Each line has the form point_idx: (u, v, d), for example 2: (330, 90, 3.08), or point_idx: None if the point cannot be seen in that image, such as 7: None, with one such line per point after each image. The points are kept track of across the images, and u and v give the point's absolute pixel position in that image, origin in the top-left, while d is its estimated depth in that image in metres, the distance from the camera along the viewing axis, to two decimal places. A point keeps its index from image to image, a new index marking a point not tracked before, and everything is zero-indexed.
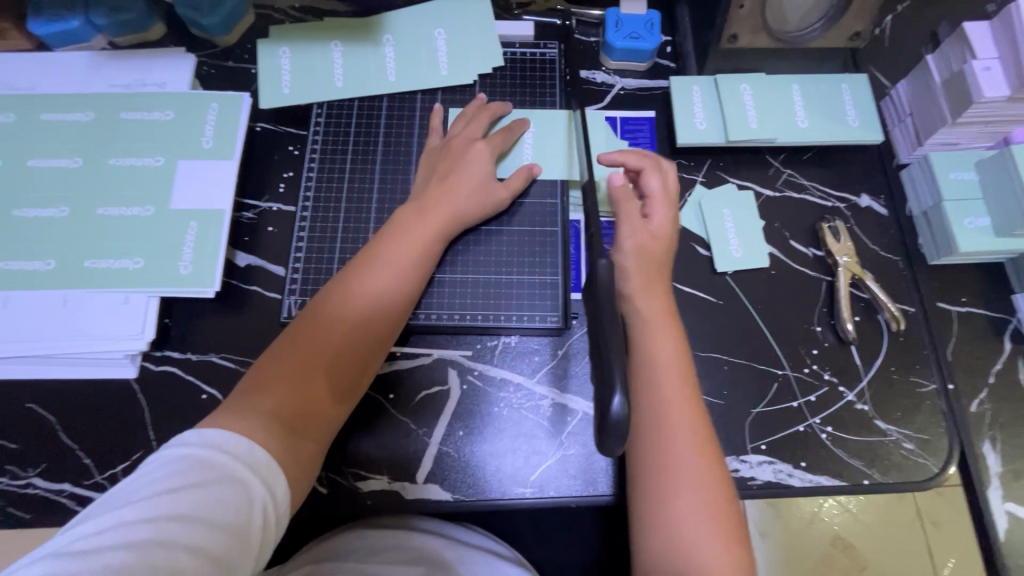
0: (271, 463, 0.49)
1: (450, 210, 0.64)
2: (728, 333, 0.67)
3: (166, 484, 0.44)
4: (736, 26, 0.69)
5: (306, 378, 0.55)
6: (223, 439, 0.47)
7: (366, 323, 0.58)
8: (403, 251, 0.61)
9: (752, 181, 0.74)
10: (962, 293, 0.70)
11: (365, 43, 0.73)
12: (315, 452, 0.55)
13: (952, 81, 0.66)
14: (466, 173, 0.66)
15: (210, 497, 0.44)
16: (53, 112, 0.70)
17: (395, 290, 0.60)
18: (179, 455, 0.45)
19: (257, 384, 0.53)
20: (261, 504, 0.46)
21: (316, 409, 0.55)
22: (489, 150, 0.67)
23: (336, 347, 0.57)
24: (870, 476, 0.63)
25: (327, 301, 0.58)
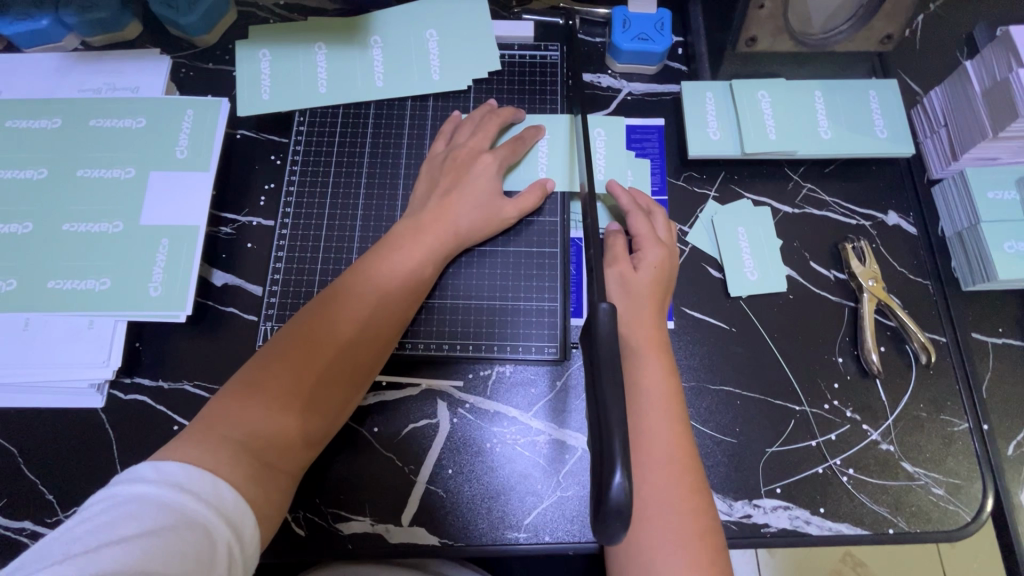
0: (239, 503, 0.44)
1: (449, 226, 0.59)
2: (741, 364, 0.62)
3: (115, 533, 0.38)
4: (756, 28, 0.63)
5: (283, 403, 0.50)
6: (182, 477, 0.42)
7: (352, 346, 0.54)
8: (395, 268, 0.57)
9: (769, 196, 0.68)
10: (998, 322, 0.64)
11: (351, 45, 0.68)
12: (285, 487, 0.50)
13: (994, 91, 0.60)
14: (471, 187, 0.61)
15: (166, 547, 0.38)
16: (18, 119, 0.65)
17: (385, 311, 0.56)
18: (132, 498, 0.40)
19: (227, 408, 0.49)
20: (226, 551, 0.41)
21: (292, 438, 0.50)
22: (496, 163, 0.62)
23: (318, 371, 0.52)
24: (895, 525, 0.57)
25: (310, 320, 0.54)
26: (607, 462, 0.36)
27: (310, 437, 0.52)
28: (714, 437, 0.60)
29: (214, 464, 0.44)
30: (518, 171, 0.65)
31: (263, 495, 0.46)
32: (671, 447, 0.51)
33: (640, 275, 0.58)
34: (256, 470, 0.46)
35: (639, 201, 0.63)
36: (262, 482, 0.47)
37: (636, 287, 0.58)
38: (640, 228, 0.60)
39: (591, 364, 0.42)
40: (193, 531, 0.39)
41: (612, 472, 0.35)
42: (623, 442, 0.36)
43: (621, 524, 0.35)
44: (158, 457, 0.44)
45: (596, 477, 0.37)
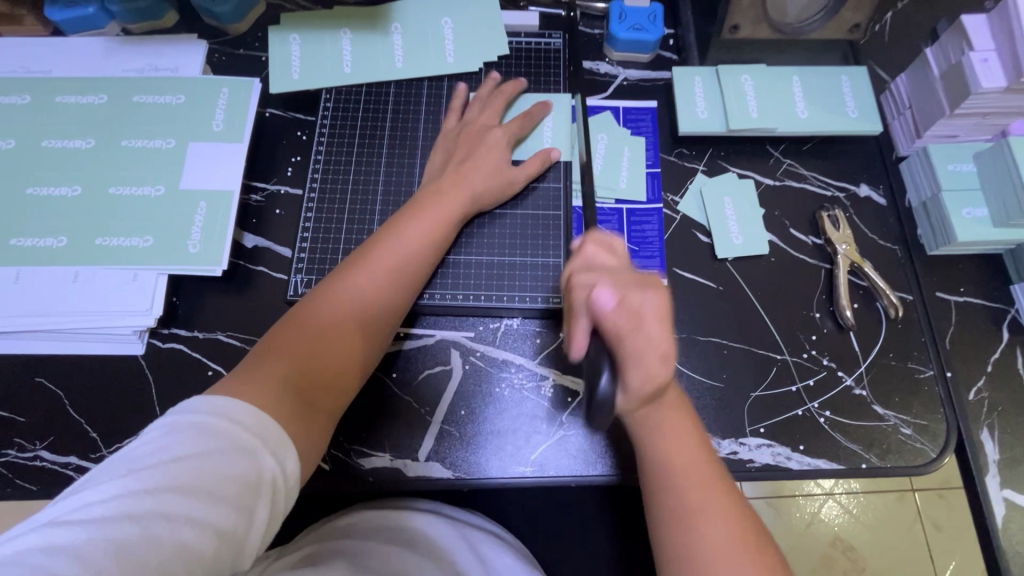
0: (284, 437, 0.48)
1: (466, 190, 0.66)
2: (727, 318, 0.68)
3: (171, 453, 0.43)
4: (738, 17, 0.71)
5: (321, 351, 0.55)
6: (230, 408, 0.47)
7: (379, 299, 0.59)
8: (418, 230, 0.63)
9: (753, 171, 0.75)
10: (960, 282, 0.70)
11: (373, 32, 0.75)
12: (324, 425, 0.55)
13: (950, 73, 0.68)
14: (482, 157, 0.67)
15: (216, 470, 0.43)
16: (68, 95, 0.72)
17: (409, 269, 0.61)
18: (184, 424, 0.45)
19: (267, 356, 0.54)
20: (269, 478, 0.46)
21: (328, 381, 0.55)
22: (505, 136, 0.69)
23: (351, 321, 0.58)
24: (867, 460, 0.63)
25: (339, 279, 0.59)
26: (597, 365, 0.51)
27: (344, 383, 0.57)
28: (703, 382, 0.65)
29: (263, 402, 0.49)
30: (522, 145, 0.72)
31: (305, 430, 0.52)
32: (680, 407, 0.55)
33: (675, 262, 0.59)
34: (298, 406, 0.52)
35: None
36: (304, 418, 0.52)
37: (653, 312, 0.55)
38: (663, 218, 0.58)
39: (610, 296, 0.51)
40: (240, 457, 0.45)
41: (600, 375, 0.50)
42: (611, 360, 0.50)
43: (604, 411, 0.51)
44: (211, 393, 0.49)
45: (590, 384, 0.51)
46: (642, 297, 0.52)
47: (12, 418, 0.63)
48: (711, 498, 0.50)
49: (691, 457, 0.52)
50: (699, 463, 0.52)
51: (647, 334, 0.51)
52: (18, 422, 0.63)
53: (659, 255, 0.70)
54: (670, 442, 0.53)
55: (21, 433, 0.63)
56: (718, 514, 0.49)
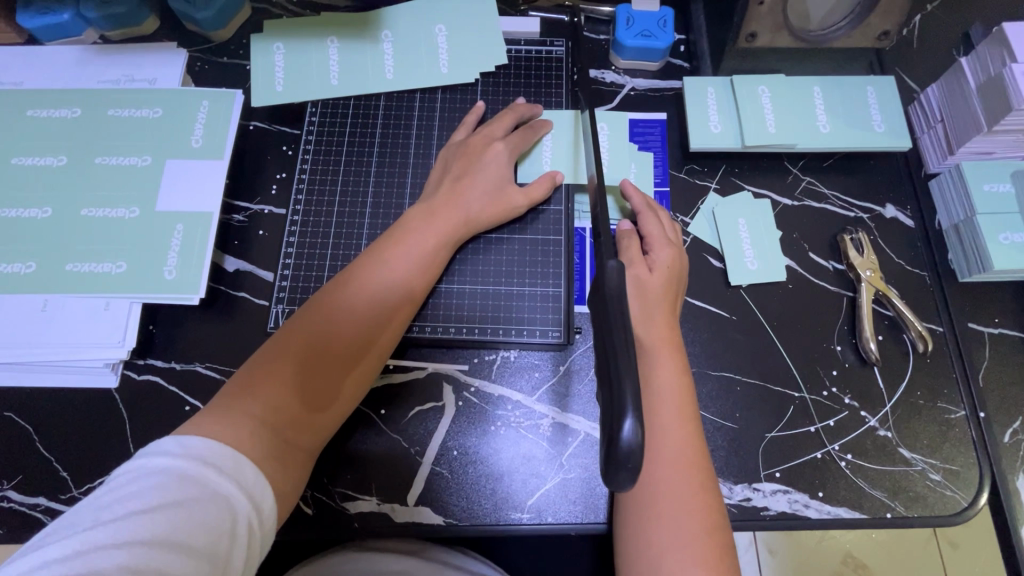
0: (259, 481, 0.45)
1: (462, 211, 0.61)
2: (741, 351, 0.63)
3: (141, 502, 0.39)
4: (755, 24, 0.65)
5: (300, 383, 0.51)
6: (205, 449, 0.43)
7: (367, 329, 0.55)
8: (408, 252, 0.58)
9: (769, 190, 0.69)
10: (994, 312, 0.65)
11: (363, 40, 0.70)
12: (302, 462, 0.51)
13: (989, 86, 0.62)
14: (481, 175, 0.62)
15: (191, 518, 0.40)
16: (39, 109, 0.67)
17: (400, 295, 0.57)
18: (160, 470, 0.41)
19: (244, 386, 0.50)
20: (246, 525, 0.42)
21: (306, 417, 0.51)
22: (507, 151, 0.64)
23: (333, 351, 0.53)
24: (893, 509, 0.58)
25: (325, 302, 0.55)
26: (617, 410, 0.37)
27: (326, 418, 0.53)
28: (713, 422, 0.61)
29: (233, 442, 0.45)
30: (537, 170, 0.67)
31: (281, 470, 0.48)
32: (681, 447, 0.50)
33: (653, 277, 0.58)
34: (274, 447, 0.48)
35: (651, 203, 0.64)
36: (279, 458, 0.48)
37: (650, 289, 0.57)
38: (650, 229, 0.61)
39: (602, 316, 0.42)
40: (217, 504, 0.41)
41: (622, 421, 0.36)
42: (635, 394, 0.37)
43: (628, 474, 0.36)
44: (180, 433, 0.45)
45: (607, 425, 0.37)
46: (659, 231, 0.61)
47: None
48: (686, 477, 0.49)
49: (681, 436, 0.51)
50: (686, 443, 0.51)
51: (659, 254, 0.59)
52: None
53: None
54: (666, 417, 0.51)
55: None
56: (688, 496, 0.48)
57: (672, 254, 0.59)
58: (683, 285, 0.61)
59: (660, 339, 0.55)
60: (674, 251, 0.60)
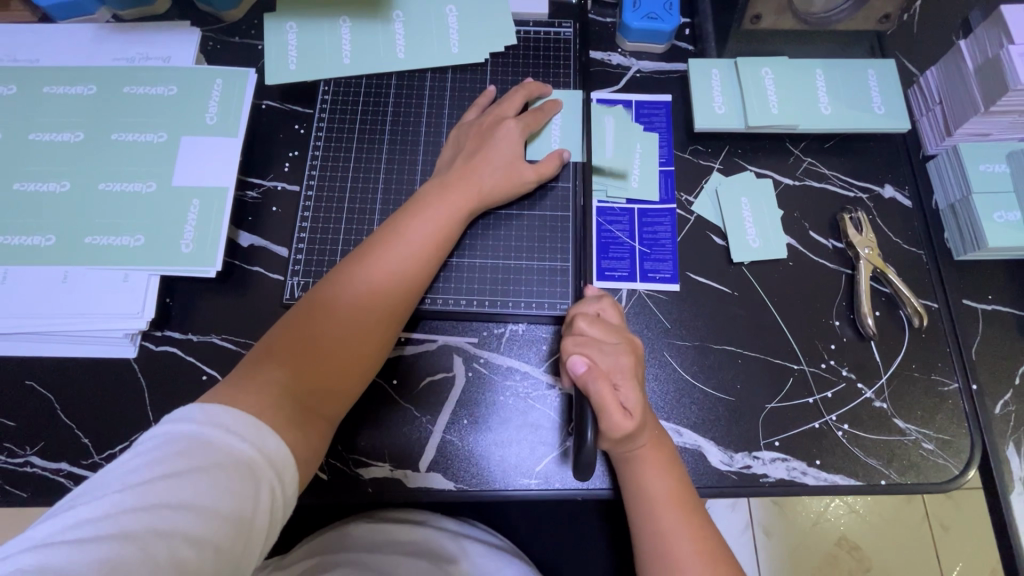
0: (281, 446, 0.46)
1: (473, 188, 0.62)
2: (742, 326, 0.65)
3: (166, 468, 0.41)
4: (759, 6, 0.66)
5: (320, 355, 0.53)
6: (227, 417, 0.44)
7: (382, 302, 0.56)
8: (421, 228, 0.59)
9: (771, 170, 0.71)
10: (988, 289, 0.67)
11: (374, 20, 0.71)
12: (324, 430, 0.52)
13: (987, 68, 0.63)
14: (493, 152, 0.64)
15: (215, 485, 0.41)
16: (56, 86, 0.69)
17: (414, 269, 0.58)
18: (183, 437, 0.42)
19: (265, 359, 0.51)
20: (269, 490, 0.44)
21: (325, 385, 0.52)
22: (519, 129, 0.65)
23: (352, 323, 0.55)
24: (887, 476, 0.61)
25: (342, 277, 0.56)
26: (580, 422, 0.52)
27: (345, 387, 0.54)
28: (714, 394, 0.63)
29: (258, 408, 0.47)
30: (544, 150, 0.68)
31: (304, 436, 0.49)
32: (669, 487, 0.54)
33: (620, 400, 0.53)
34: (296, 413, 0.49)
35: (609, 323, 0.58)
36: (303, 425, 0.49)
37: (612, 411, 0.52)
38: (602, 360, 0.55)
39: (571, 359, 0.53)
40: (240, 472, 0.42)
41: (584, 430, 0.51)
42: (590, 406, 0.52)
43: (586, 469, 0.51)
44: (204, 400, 0.46)
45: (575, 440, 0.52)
46: (612, 354, 0.55)
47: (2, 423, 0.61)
48: (682, 521, 0.52)
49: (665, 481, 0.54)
50: (673, 486, 0.54)
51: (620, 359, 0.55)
52: (8, 427, 0.61)
53: (671, 259, 0.67)
54: (648, 473, 0.54)
55: (11, 438, 0.61)
56: (690, 541, 0.51)
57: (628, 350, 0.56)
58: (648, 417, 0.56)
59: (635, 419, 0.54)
60: (632, 355, 0.56)
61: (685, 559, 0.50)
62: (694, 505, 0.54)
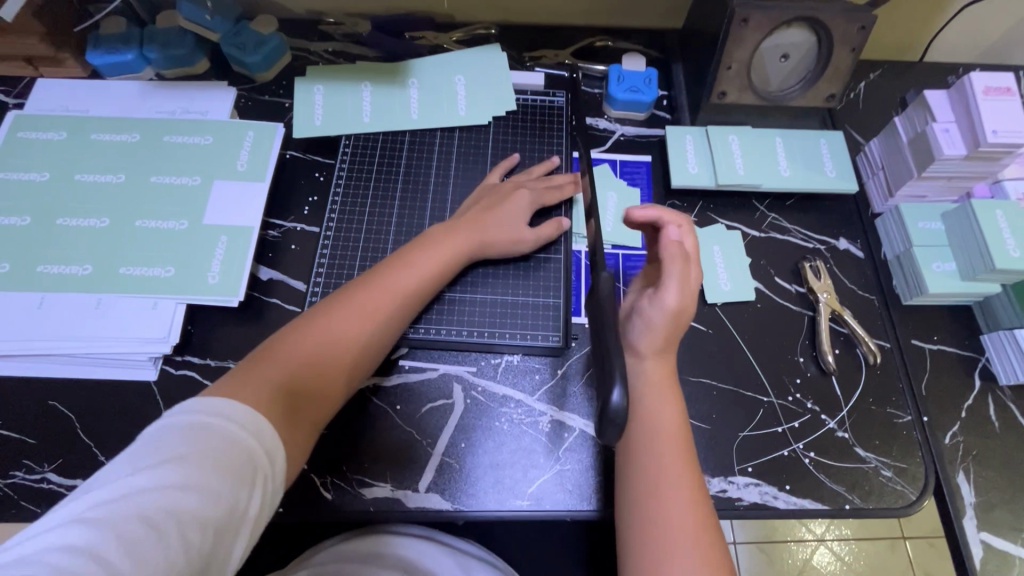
0: (274, 438, 0.50)
1: (477, 235, 0.70)
2: (716, 361, 0.72)
3: (169, 452, 0.45)
4: (725, 84, 0.77)
5: (315, 362, 0.58)
6: (228, 408, 0.49)
7: (375, 319, 0.62)
8: (421, 260, 0.66)
9: (739, 223, 0.80)
10: (934, 331, 0.75)
11: (392, 85, 0.82)
12: (309, 432, 0.56)
13: (917, 140, 0.74)
14: (504, 210, 0.72)
15: (212, 468, 0.45)
16: (103, 133, 0.77)
17: (411, 294, 0.65)
18: (186, 426, 0.47)
19: (265, 361, 0.56)
20: (263, 475, 0.48)
21: (318, 390, 0.57)
22: (530, 197, 0.74)
23: (346, 336, 0.60)
24: (851, 501, 0.66)
25: (343, 296, 0.62)
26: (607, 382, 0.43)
27: (333, 395, 0.59)
28: (692, 422, 0.69)
29: (254, 403, 0.51)
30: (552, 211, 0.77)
31: (294, 437, 0.53)
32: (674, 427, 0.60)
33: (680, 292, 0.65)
34: (289, 413, 0.54)
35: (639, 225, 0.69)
36: (293, 424, 0.54)
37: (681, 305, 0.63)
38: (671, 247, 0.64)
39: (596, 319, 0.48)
40: (234, 458, 0.47)
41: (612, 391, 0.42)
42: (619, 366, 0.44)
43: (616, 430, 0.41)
44: (206, 394, 0.51)
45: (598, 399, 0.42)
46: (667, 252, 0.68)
47: (22, 440, 0.65)
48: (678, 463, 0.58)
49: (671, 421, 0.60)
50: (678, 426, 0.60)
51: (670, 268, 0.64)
52: (28, 444, 0.64)
53: None
54: (660, 408, 0.61)
55: (30, 454, 0.64)
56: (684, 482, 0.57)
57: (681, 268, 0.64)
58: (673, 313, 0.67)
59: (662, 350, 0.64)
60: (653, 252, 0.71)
61: (674, 498, 0.55)
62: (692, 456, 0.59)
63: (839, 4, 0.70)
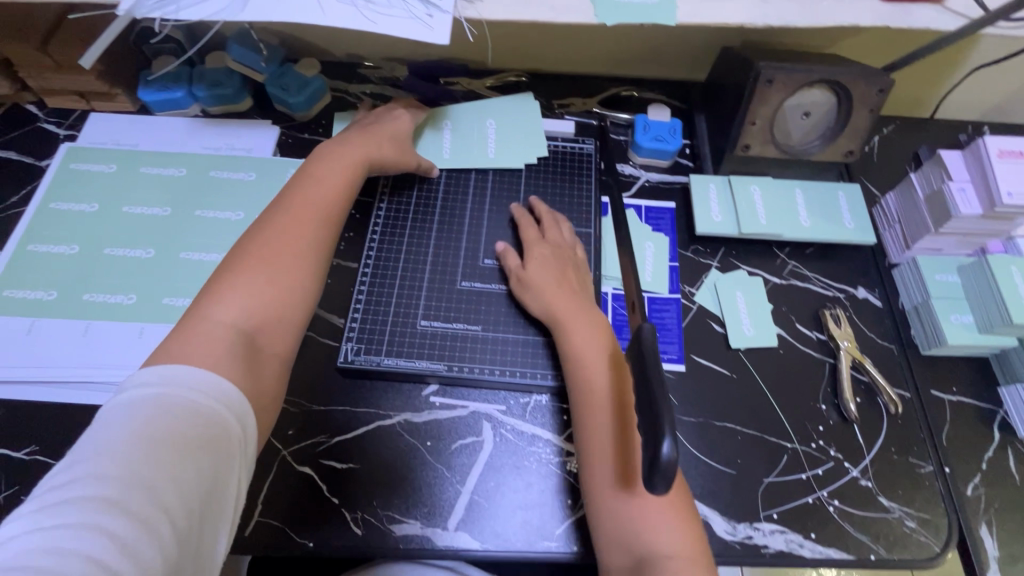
0: (236, 390, 0.50)
1: (372, 149, 0.73)
2: (741, 405, 0.73)
3: (136, 432, 0.43)
4: (749, 138, 0.81)
5: (267, 304, 0.57)
6: (183, 375, 0.48)
7: (306, 243, 0.62)
8: (329, 182, 0.67)
9: (761, 269, 0.83)
10: (952, 382, 0.77)
11: (426, 128, 0.85)
12: (277, 365, 0.57)
13: (934, 197, 0.77)
14: (386, 127, 0.77)
15: (185, 445, 0.44)
16: (151, 167, 0.80)
17: (331, 214, 0.65)
18: (149, 405, 0.45)
19: (197, 316, 0.54)
20: (238, 439, 0.48)
21: (265, 323, 0.57)
22: (412, 117, 0.80)
23: (281, 264, 0.59)
24: (876, 551, 0.66)
25: (263, 231, 0.61)
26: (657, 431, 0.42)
27: (285, 326, 0.58)
28: (718, 466, 0.70)
29: (214, 364, 0.50)
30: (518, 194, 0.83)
31: (250, 367, 0.53)
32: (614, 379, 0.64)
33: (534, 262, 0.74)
34: (237, 349, 0.53)
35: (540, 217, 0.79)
36: (247, 356, 0.53)
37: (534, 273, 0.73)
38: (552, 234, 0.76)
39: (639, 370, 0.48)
40: (208, 428, 0.46)
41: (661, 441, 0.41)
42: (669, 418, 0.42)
43: (665, 485, 0.41)
44: (147, 368, 0.49)
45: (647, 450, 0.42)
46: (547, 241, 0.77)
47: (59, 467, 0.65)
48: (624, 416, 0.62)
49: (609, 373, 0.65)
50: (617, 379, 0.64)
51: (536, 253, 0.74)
52: None
53: (677, 342, 0.76)
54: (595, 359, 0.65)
55: None
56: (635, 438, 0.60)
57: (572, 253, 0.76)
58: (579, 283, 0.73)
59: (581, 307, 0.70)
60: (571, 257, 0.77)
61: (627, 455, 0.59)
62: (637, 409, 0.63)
63: (859, 68, 0.74)
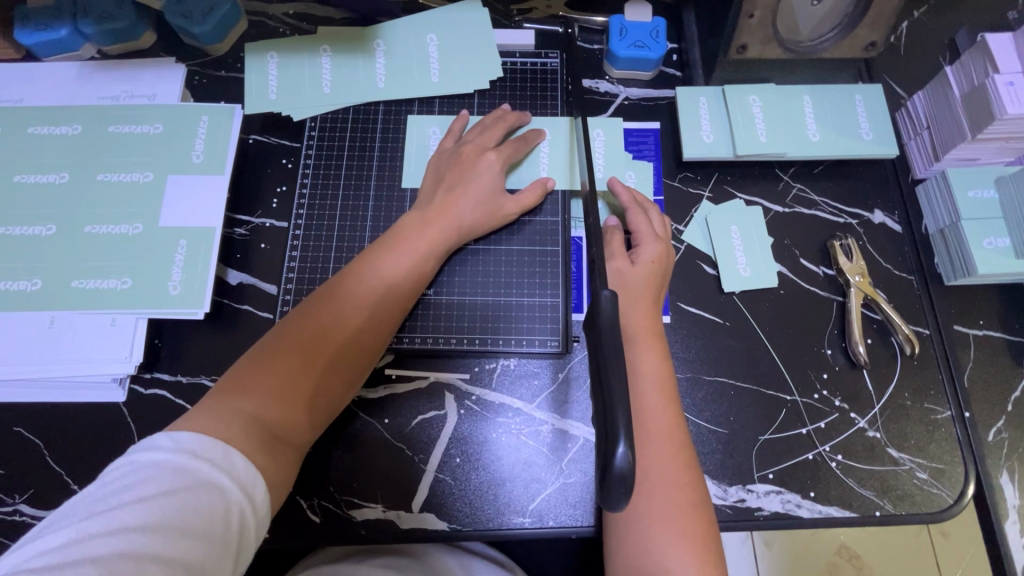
0: (250, 469, 0.45)
1: (452, 223, 0.63)
2: (735, 357, 0.65)
3: (135, 493, 0.39)
4: (746, 36, 0.66)
5: (290, 380, 0.51)
6: (196, 442, 0.43)
7: (358, 330, 0.56)
8: (396, 259, 0.59)
9: (760, 197, 0.71)
10: (979, 315, 0.67)
11: (356, 52, 0.72)
12: (293, 459, 0.51)
13: (974, 95, 0.64)
14: (476, 184, 0.64)
15: (177, 509, 0.39)
16: (41, 126, 0.68)
17: (389, 300, 0.58)
18: (154, 462, 0.41)
19: (234, 386, 0.50)
20: (238, 512, 0.42)
21: (295, 413, 0.51)
22: (499, 160, 0.65)
23: (324, 348, 0.53)
24: (882, 507, 0.60)
25: (323, 303, 0.56)
26: (609, 433, 0.37)
27: (316, 418, 0.53)
28: (709, 427, 0.63)
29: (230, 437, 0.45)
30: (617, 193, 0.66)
31: (275, 465, 0.48)
32: (669, 423, 0.54)
33: (635, 269, 0.61)
34: (265, 440, 0.48)
35: (637, 198, 0.67)
36: (269, 450, 0.48)
37: (631, 280, 0.61)
38: (639, 225, 0.64)
39: (594, 345, 0.42)
40: (208, 496, 0.41)
41: (615, 446, 0.36)
42: (625, 414, 0.37)
43: (624, 493, 0.36)
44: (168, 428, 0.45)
45: (599, 450, 0.37)
46: (646, 225, 0.64)
47: None
48: (670, 462, 0.53)
49: (664, 414, 0.55)
50: (669, 421, 0.55)
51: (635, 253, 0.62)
52: None
53: None
54: (647, 394, 0.55)
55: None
56: (678, 492, 0.51)
57: (660, 249, 0.63)
58: (667, 283, 0.64)
59: (643, 329, 0.59)
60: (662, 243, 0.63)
61: (665, 508, 0.51)
62: (692, 462, 0.54)
63: None
